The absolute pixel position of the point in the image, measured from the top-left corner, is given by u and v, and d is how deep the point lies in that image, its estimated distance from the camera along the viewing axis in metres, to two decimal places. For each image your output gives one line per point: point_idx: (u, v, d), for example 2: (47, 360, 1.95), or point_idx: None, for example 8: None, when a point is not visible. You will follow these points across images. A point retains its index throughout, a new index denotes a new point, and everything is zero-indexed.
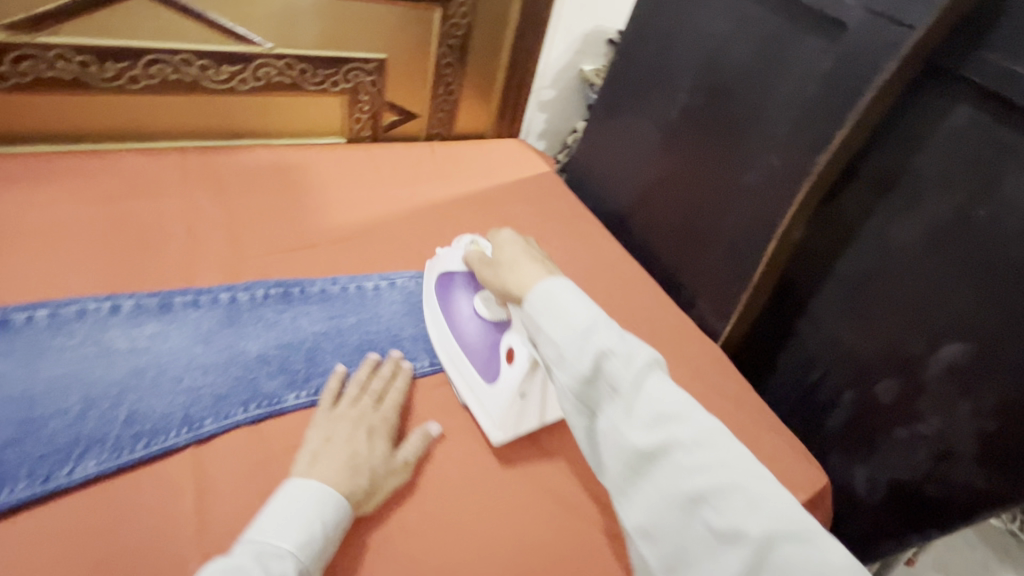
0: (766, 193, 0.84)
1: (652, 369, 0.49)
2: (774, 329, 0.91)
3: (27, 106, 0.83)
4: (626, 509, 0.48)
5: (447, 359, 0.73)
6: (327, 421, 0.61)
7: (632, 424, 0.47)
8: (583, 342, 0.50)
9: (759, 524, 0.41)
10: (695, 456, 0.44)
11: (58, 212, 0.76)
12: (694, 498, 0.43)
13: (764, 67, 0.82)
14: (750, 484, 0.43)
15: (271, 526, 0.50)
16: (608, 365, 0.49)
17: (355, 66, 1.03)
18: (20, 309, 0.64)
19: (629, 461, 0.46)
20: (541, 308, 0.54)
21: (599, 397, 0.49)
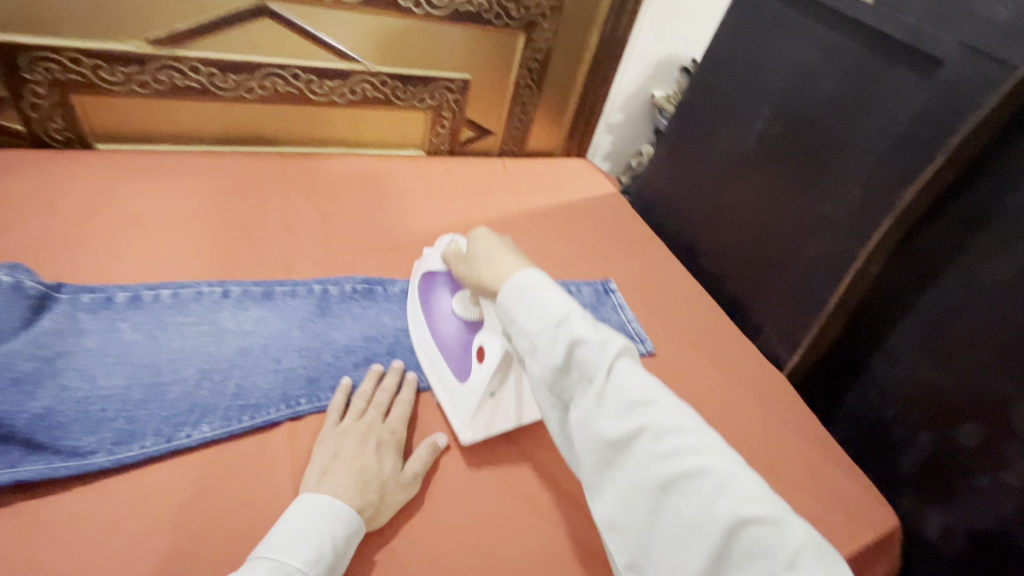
0: (847, 226, 0.84)
1: (622, 357, 0.50)
2: (845, 363, 0.90)
3: (158, 110, 0.93)
4: (598, 500, 0.49)
5: (424, 357, 0.73)
6: (335, 436, 0.62)
7: (605, 414, 0.48)
8: (557, 333, 0.51)
9: (727, 507, 0.42)
10: (664, 442, 0.46)
11: (179, 204, 0.86)
12: (665, 487, 0.45)
13: (850, 99, 0.82)
14: (719, 467, 0.44)
15: (280, 541, 0.50)
16: (579, 355, 0.50)
17: (441, 85, 1.10)
18: (149, 288, 0.72)
19: (602, 451, 0.48)
20: (515, 299, 0.55)
21: (573, 388, 0.51)
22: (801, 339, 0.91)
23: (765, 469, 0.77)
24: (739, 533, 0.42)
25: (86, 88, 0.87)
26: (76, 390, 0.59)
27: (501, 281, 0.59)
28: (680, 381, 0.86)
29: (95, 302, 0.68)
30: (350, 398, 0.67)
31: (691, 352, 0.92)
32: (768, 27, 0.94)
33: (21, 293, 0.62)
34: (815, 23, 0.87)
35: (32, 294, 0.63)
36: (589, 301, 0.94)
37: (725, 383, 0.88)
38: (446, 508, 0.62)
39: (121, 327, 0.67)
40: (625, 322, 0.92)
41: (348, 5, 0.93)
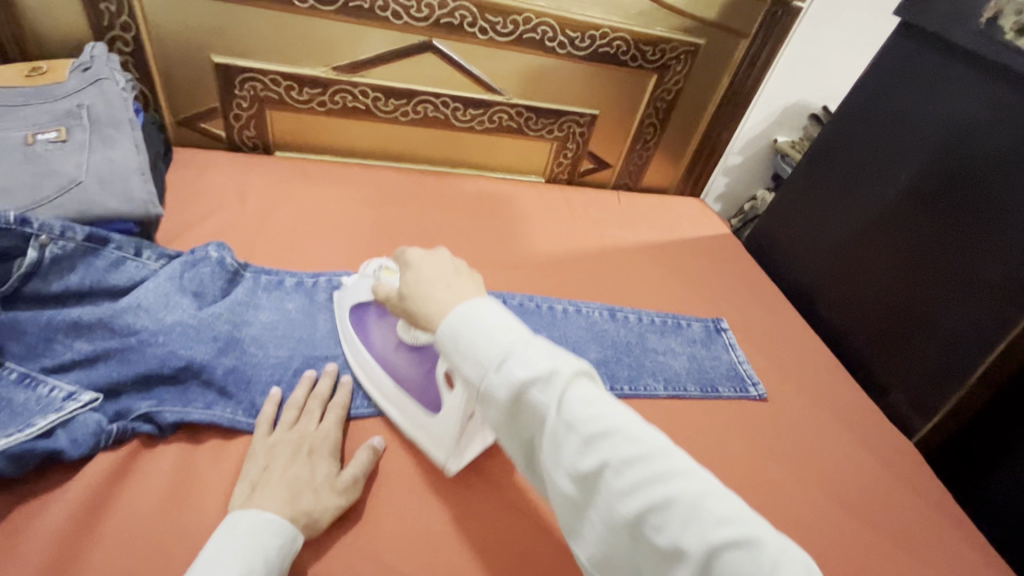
0: (999, 291, 0.78)
1: (574, 384, 0.45)
2: (994, 437, 0.86)
3: (326, 126, 1.08)
4: (579, 543, 0.44)
5: (380, 393, 0.69)
6: (263, 448, 0.59)
7: (560, 453, 0.43)
8: (501, 372, 0.45)
9: (698, 536, 0.38)
10: (626, 475, 0.41)
11: (339, 206, 0.98)
12: (633, 525, 0.40)
13: (1016, 157, 0.78)
14: (685, 490, 0.40)
15: (206, 562, 0.47)
16: (527, 392, 0.44)
17: (570, 119, 1.17)
18: (311, 276, 0.83)
19: (568, 493, 0.43)
20: (452, 336, 0.48)
21: (528, 426, 0.46)
22: (937, 406, 0.86)
23: (888, 539, 0.72)
24: (717, 562, 0.37)
25: (277, 105, 1.03)
26: (253, 355, 0.69)
27: (443, 320, 0.50)
28: (796, 432, 0.83)
29: (270, 282, 0.80)
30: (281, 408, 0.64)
31: (806, 402, 0.88)
32: (923, 80, 0.91)
33: (222, 267, 0.76)
34: (979, 80, 0.84)
35: (229, 268, 0.77)
36: (699, 337, 0.94)
37: (843, 439, 0.84)
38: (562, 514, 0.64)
39: (288, 306, 0.78)
40: (736, 363, 0.91)
41: (500, 44, 1.03)
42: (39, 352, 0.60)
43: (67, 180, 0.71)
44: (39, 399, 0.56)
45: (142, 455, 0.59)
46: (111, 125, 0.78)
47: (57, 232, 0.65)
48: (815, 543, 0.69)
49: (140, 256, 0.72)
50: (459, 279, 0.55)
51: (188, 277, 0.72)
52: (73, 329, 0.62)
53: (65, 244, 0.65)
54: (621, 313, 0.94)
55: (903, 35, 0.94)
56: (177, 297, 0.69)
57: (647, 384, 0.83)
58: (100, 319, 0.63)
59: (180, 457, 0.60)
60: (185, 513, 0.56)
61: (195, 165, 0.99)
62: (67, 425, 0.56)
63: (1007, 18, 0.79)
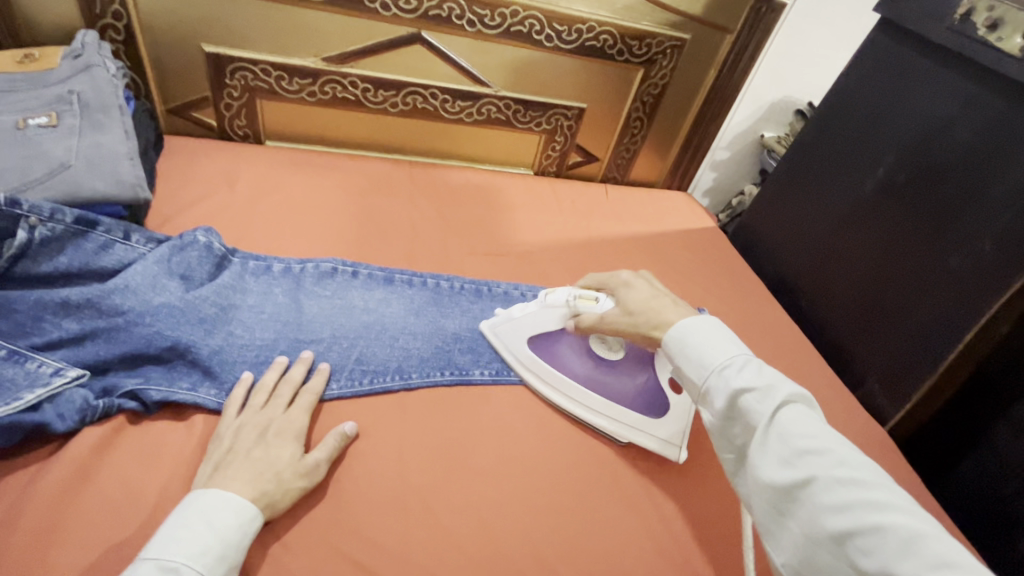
0: (969, 280, 0.80)
1: (791, 405, 0.49)
2: (961, 422, 0.89)
3: (314, 116, 1.09)
4: (776, 546, 0.47)
5: (584, 407, 0.73)
6: (229, 430, 0.59)
7: (768, 460, 0.48)
8: (718, 380, 0.52)
9: (914, 569, 0.38)
10: (834, 493, 0.43)
11: (326, 195, 1.00)
12: (838, 540, 0.42)
13: (986, 151, 0.80)
14: (901, 524, 0.40)
15: (164, 540, 0.48)
16: (743, 401, 0.50)
17: (558, 112, 1.19)
18: (298, 262, 0.84)
19: (770, 497, 0.47)
20: (682, 346, 0.57)
21: (739, 433, 0.51)
22: (908, 393, 0.88)
23: None
24: None
25: (267, 94, 1.05)
26: (239, 337, 0.70)
27: (677, 334, 0.58)
28: None
29: (257, 267, 0.81)
30: (252, 391, 0.64)
31: None
32: (898, 75, 0.93)
33: (210, 252, 0.77)
34: (951, 76, 0.86)
35: (217, 253, 0.78)
36: None
37: None
38: (540, 490, 0.65)
39: (275, 291, 0.79)
40: None
41: (488, 36, 1.04)
42: (28, 330, 0.62)
43: (56, 164, 0.73)
44: (27, 374, 0.58)
45: (125, 431, 0.60)
46: (101, 111, 0.79)
47: (46, 214, 0.66)
48: None
49: (129, 239, 0.73)
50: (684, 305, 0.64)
51: (176, 261, 0.73)
52: (62, 308, 0.64)
53: (54, 226, 0.67)
54: None
55: (883, 31, 0.96)
56: (164, 279, 0.71)
57: None
58: (88, 299, 0.64)
59: (166, 432, 0.62)
60: (164, 487, 0.57)
61: (185, 153, 1.00)
62: (54, 400, 0.58)
63: (980, 14, 0.81)
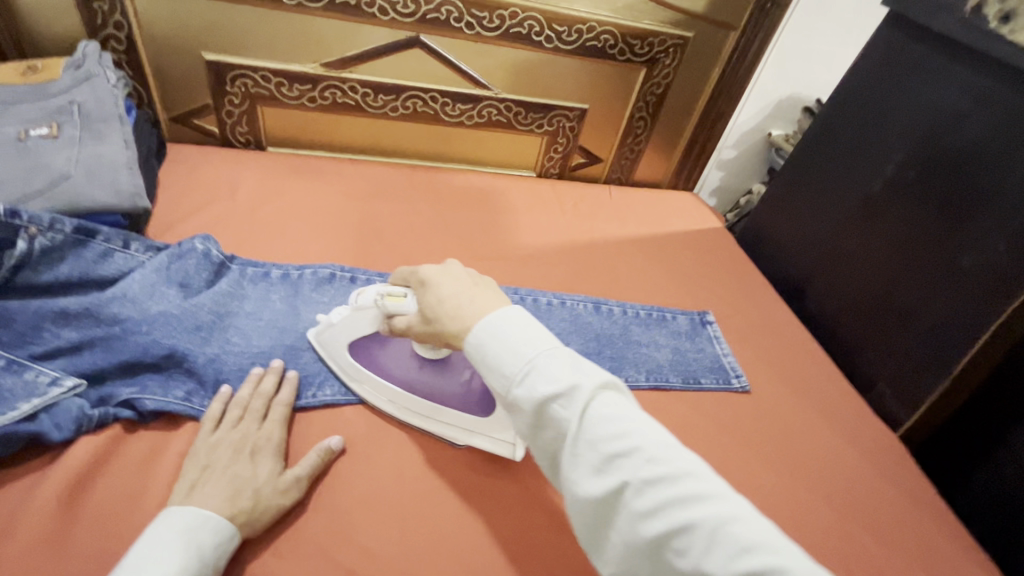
0: (982, 281, 0.78)
1: (596, 401, 0.46)
2: (976, 429, 0.86)
3: (315, 121, 1.09)
4: (603, 556, 0.46)
5: (416, 414, 0.69)
6: (205, 447, 0.58)
7: (582, 472, 0.45)
8: (520, 388, 0.47)
9: (721, 561, 0.39)
10: (646, 496, 0.42)
11: (326, 200, 1.00)
12: (655, 545, 0.41)
13: (998, 147, 0.78)
14: (706, 515, 0.41)
15: (138, 559, 0.47)
16: (551, 410, 0.46)
17: (560, 113, 1.18)
18: (297, 268, 0.84)
19: (589, 509, 0.45)
20: (480, 351, 0.50)
21: (549, 441, 0.47)
22: (921, 398, 0.85)
23: (864, 529, 0.71)
24: None
25: (268, 101, 1.05)
26: (235, 344, 0.70)
27: (472, 334, 0.51)
28: (779, 423, 0.83)
29: (256, 274, 0.81)
30: (229, 405, 0.63)
31: (790, 393, 0.88)
32: (906, 70, 0.91)
33: (208, 259, 0.77)
34: (961, 70, 0.83)
35: (215, 260, 0.78)
36: (684, 330, 0.95)
37: (826, 431, 0.84)
38: (536, 499, 0.64)
39: (273, 297, 0.79)
40: (720, 355, 0.91)
41: (487, 39, 1.04)
42: (27, 339, 0.63)
43: (57, 174, 0.73)
44: (25, 384, 0.59)
45: (123, 439, 0.61)
46: (101, 121, 0.80)
47: (46, 224, 0.67)
48: (790, 531, 0.69)
49: (128, 248, 0.73)
50: (486, 293, 0.56)
51: (174, 269, 0.74)
52: (61, 317, 0.64)
53: (54, 235, 0.67)
54: (606, 305, 0.94)
55: (891, 27, 0.94)
56: (162, 287, 0.71)
57: (629, 375, 0.83)
58: (86, 308, 0.65)
59: (160, 441, 0.62)
60: (158, 496, 0.57)
61: (187, 160, 1.01)
62: (51, 410, 0.59)
63: (993, 6, 0.78)
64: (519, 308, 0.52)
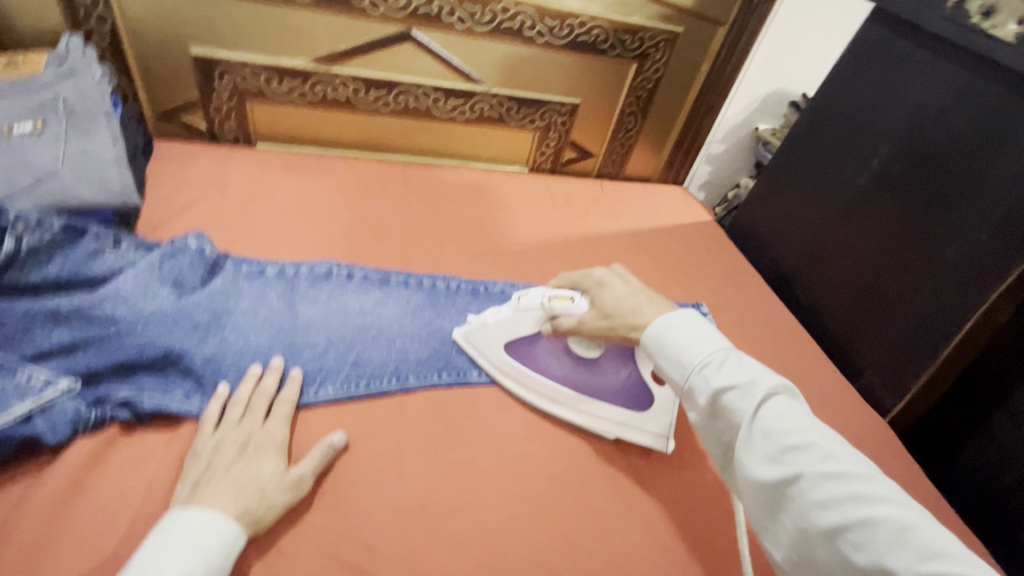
0: (967, 270, 0.80)
1: (772, 401, 0.52)
2: (960, 413, 0.89)
3: (305, 117, 1.08)
4: (773, 542, 0.50)
5: (572, 409, 0.72)
6: (207, 447, 0.58)
7: (757, 458, 0.51)
8: (699, 379, 0.56)
9: (903, 558, 0.41)
10: (822, 488, 0.46)
11: (318, 197, 0.99)
12: (830, 535, 0.45)
13: (980, 140, 0.80)
14: (887, 515, 0.43)
15: (143, 564, 0.47)
16: (725, 400, 0.53)
17: (551, 108, 1.18)
18: (292, 265, 0.83)
19: (762, 493, 0.50)
20: (659, 346, 0.60)
21: (723, 429, 0.54)
22: (908, 385, 0.87)
23: None
24: None
25: (257, 97, 1.03)
26: (233, 342, 0.69)
27: (647, 329, 0.62)
28: None
29: (251, 271, 0.80)
30: (227, 405, 0.63)
31: None
32: (888, 65, 0.93)
33: (201, 256, 0.76)
34: (942, 65, 0.86)
35: (209, 258, 0.77)
36: None
37: (818, 418, 0.86)
38: (539, 491, 0.65)
39: (270, 294, 0.78)
40: None
41: (479, 33, 1.03)
42: (18, 340, 0.61)
43: (42, 171, 0.72)
44: (17, 385, 0.57)
45: (119, 441, 0.60)
46: (87, 117, 0.78)
47: (34, 222, 0.65)
48: None
49: (119, 246, 0.72)
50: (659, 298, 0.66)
51: (167, 267, 0.72)
52: (51, 317, 0.63)
53: (43, 233, 0.65)
54: None
55: (876, 21, 0.96)
56: (156, 286, 0.70)
57: None
58: (78, 308, 0.64)
59: (158, 442, 0.61)
60: (158, 497, 0.56)
61: (174, 157, 0.99)
62: (45, 411, 0.57)
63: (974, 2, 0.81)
64: (698, 316, 0.61)
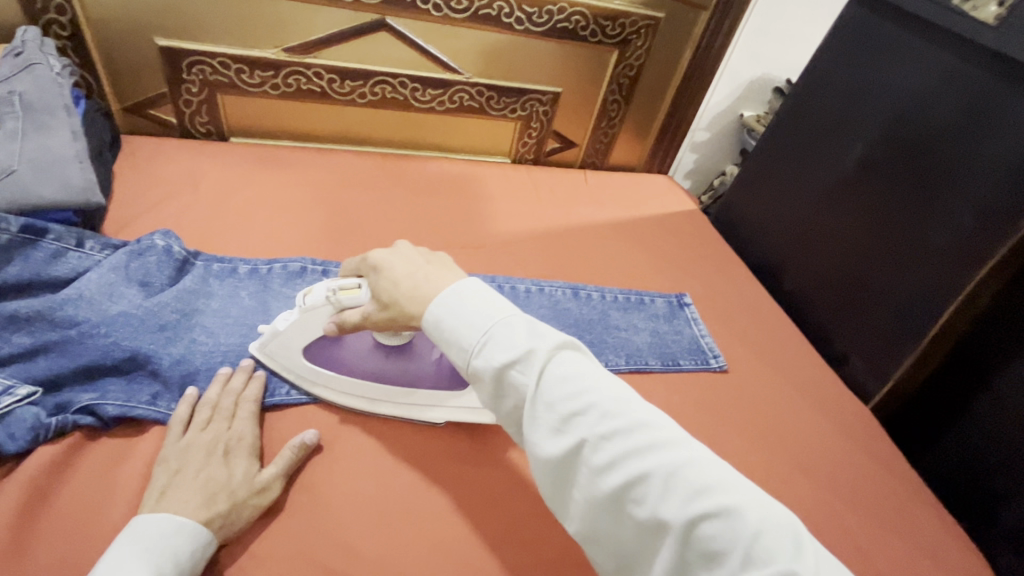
0: (947, 254, 0.80)
1: (555, 364, 0.47)
2: (938, 396, 0.90)
3: (277, 109, 1.05)
4: (565, 516, 0.46)
5: (391, 403, 0.67)
6: (174, 451, 0.56)
7: (543, 434, 0.45)
8: (479, 356, 0.48)
9: (676, 506, 0.41)
10: (604, 451, 0.43)
11: (294, 192, 0.96)
12: (614, 499, 0.42)
13: (962, 124, 0.79)
14: (660, 464, 0.42)
15: (108, 571, 0.45)
16: (509, 377, 0.46)
17: (532, 97, 1.16)
18: (266, 263, 0.81)
19: (550, 469, 0.45)
20: (437, 323, 0.51)
21: (510, 407, 0.48)
22: (891, 371, 0.88)
23: (839, 500, 0.73)
24: (695, 529, 0.40)
25: (228, 89, 1.00)
26: (203, 343, 0.67)
27: (425, 307, 0.52)
28: (756, 402, 0.84)
29: (222, 270, 0.78)
30: (195, 407, 0.61)
31: (767, 371, 0.90)
32: (873, 48, 0.92)
33: (170, 256, 0.74)
34: (926, 47, 0.84)
35: (178, 257, 0.75)
36: (662, 312, 0.95)
37: (801, 405, 0.85)
38: (518, 488, 0.64)
39: (242, 293, 0.76)
40: (698, 336, 0.92)
41: (455, 21, 1.01)
42: None
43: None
44: None
45: (84, 448, 0.58)
46: (47, 113, 0.76)
47: None
48: None
49: (82, 246, 0.70)
50: (437, 271, 0.56)
51: (133, 267, 0.70)
52: (11, 322, 0.61)
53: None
54: (584, 290, 0.93)
55: (861, 3, 0.94)
56: (122, 287, 0.68)
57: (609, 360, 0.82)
58: (40, 311, 0.62)
59: (125, 448, 0.59)
60: (124, 507, 0.55)
61: (144, 152, 0.96)
62: (4, 420, 0.56)
63: None
64: (475, 279, 0.52)
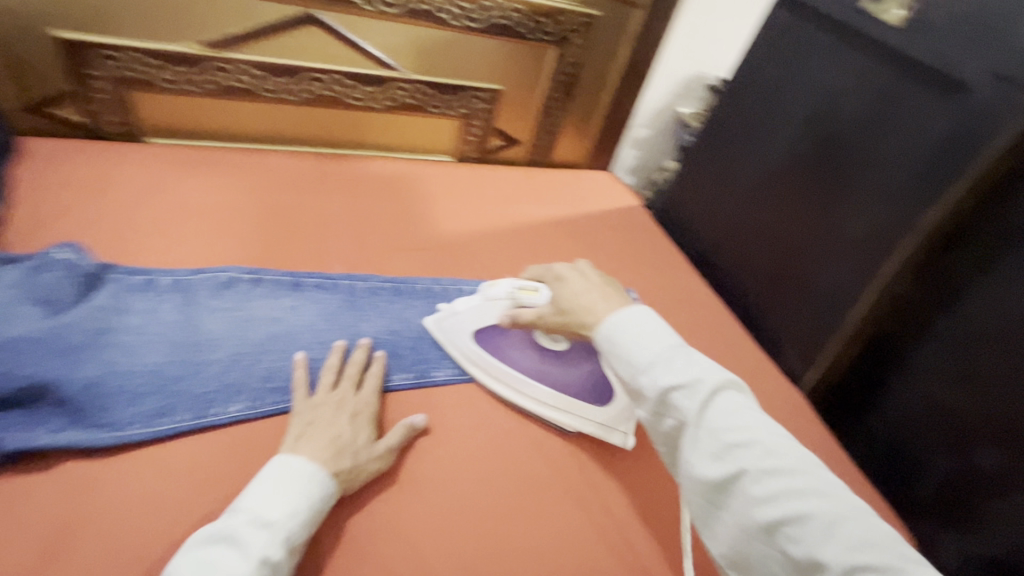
0: (863, 244, 0.85)
1: (718, 396, 0.51)
2: (858, 376, 0.92)
3: (198, 108, 0.98)
4: (712, 538, 0.50)
5: (530, 400, 0.73)
6: (307, 407, 0.61)
7: (702, 458, 0.49)
8: (648, 377, 0.53)
9: (836, 552, 0.42)
10: (765, 484, 0.46)
11: (221, 196, 0.90)
12: (768, 530, 0.45)
13: (873, 120, 0.84)
14: (825, 509, 0.44)
15: (254, 499, 0.51)
16: (675, 399, 0.51)
17: (472, 94, 1.14)
18: (189, 273, 0.75)
19: (702, 490, 0.49)
20: (607, 340, 0.57)
21: (668, 427, 0.52)
22: (818, 355, 0.93)
23: None
24: None
25: (140, 86, 0.93)
26: (118, 364, 0.62)
27: (602, 322, 0.59)
28: None
29: (140, 283, 0.72)
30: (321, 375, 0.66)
31: None
32: (795, 48, 0.97)
33: (75, 270, 0.68)
34: (842, 48, 0.89)
35: (84, 271, 0.69)
36: None
37: None
38: (468, 497, 0.63)
39: (163, 307, 0.70)
40: None
41: (388, 15, 0.98)
42: None
43: None
44: None
45: None
46: None
47: None
48: None
49: None
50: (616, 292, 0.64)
51: (33, 284, 0.64)
52: None
53: None
54: None
55: (785, 7, 0.99)
56: (19, 306, 0.61)
57: None
58: None
59: (26, 487, 0.53)
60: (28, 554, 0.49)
61: (46, 156, 0.87)
62: None
63: None
64: (645, 308, 0.58)
